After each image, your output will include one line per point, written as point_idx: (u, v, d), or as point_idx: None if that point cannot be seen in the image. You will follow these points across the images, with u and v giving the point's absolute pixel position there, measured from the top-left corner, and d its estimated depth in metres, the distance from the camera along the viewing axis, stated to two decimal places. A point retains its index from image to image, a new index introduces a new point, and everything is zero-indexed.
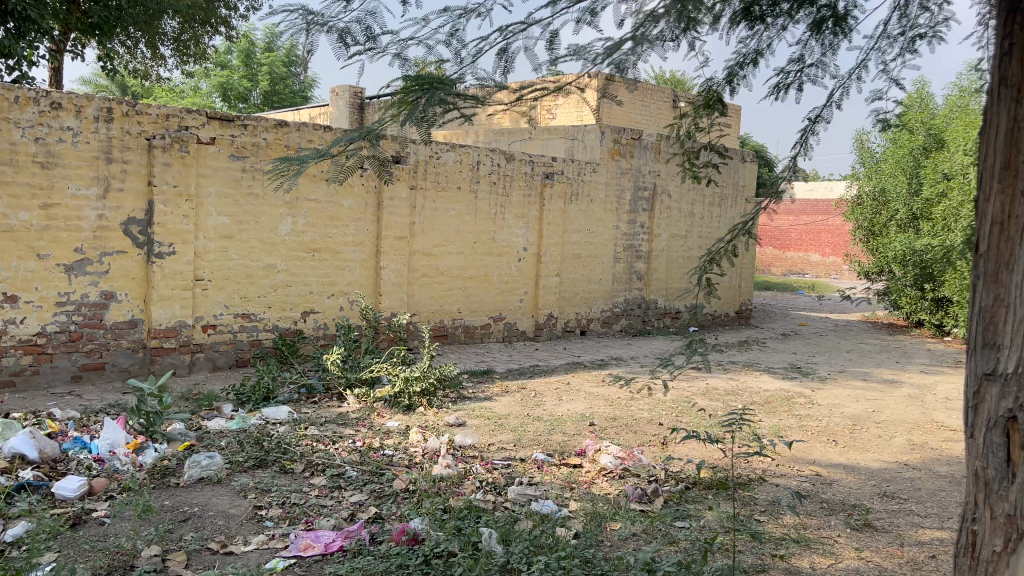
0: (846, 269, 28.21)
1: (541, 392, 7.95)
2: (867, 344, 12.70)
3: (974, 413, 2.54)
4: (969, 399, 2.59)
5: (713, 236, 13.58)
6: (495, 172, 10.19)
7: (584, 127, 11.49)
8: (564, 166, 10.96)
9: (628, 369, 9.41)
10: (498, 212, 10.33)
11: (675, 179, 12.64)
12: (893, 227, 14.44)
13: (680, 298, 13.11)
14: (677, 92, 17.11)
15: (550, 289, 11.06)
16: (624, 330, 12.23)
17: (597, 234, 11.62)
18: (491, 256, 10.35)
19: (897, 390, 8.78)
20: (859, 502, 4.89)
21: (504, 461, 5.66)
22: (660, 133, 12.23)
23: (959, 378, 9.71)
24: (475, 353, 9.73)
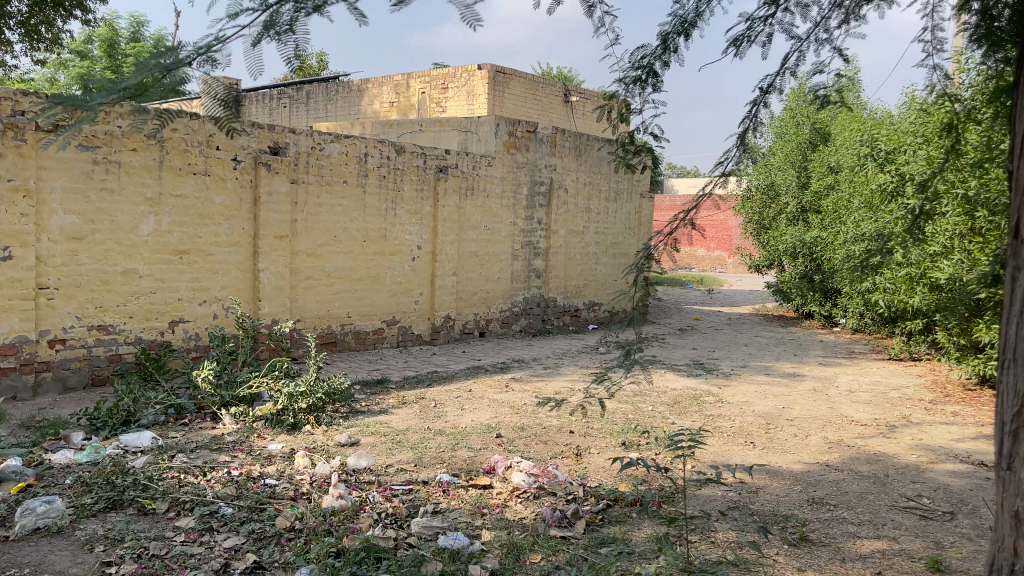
0: (731, 263, 29.10)
1: (441, 402, 7.35)
2: (762, 336, 12.75)
3: (1014, 441, 2.49)
4: (1007, 423, 2.54)
5: (610, 232, 13.33)
6: (385, 165, 9.50)
7: (477, 119, 10.96)
8: (458, 159, 10.38)
9: (532, 372, 8.94)
10: (389, 208, 9.64)
11: (571, 174, 12.29)
12: (783, 220, 14.63)
13: (578, 295, 12.78)
14: (568, 86, 16.84)
15: (446, 288, 10.45)
16: (524, 331, 11.77)
17: (494, 231, 11.10)
18: (382, 256, 9.64)
19: (800, 384, 8.69)
20: (791, 512, 4.56)
21: (405, 485, 5.03)
22: (555, 126, 11.83)
23: (856, 369, 9.78)
24: (368, 360, 9.01)
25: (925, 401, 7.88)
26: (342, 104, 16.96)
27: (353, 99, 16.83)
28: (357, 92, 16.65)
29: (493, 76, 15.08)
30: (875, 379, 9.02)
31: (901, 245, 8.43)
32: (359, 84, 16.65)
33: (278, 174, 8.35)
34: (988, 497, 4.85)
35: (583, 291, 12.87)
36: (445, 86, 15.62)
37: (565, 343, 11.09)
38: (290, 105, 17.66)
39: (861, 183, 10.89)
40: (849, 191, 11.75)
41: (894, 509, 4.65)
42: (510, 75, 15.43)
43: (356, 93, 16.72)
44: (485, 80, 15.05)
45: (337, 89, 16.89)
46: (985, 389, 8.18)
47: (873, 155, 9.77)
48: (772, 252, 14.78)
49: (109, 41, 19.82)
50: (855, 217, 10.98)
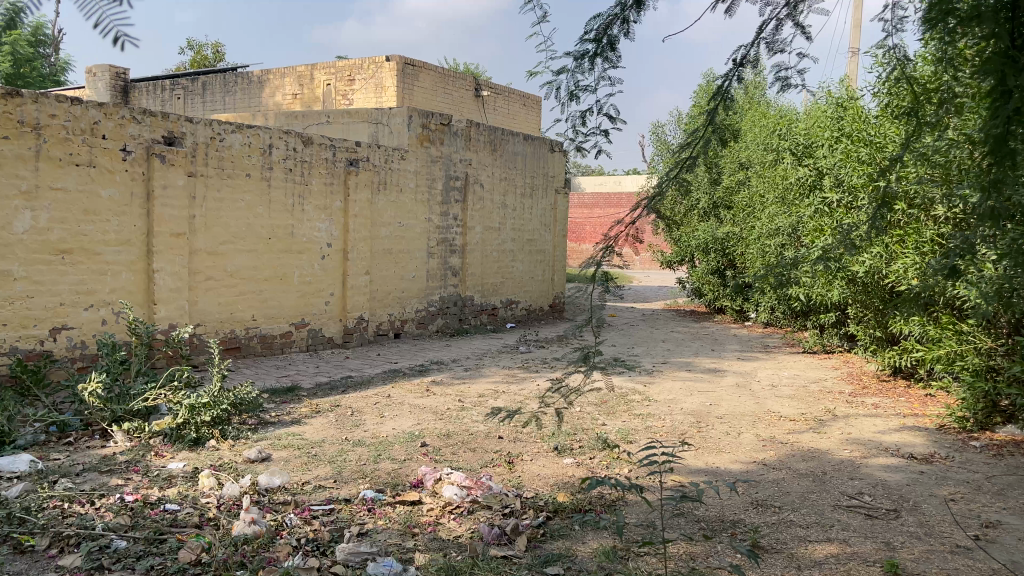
0: (638, 260, 29.49)
1: (358, 409, 6.89)
2: (678, 332, 12.77)
3: None
4: None
5: (526, 229, 13.08)
6: (291, 157, 8.93)
7: (388, 111, 10.50)
8: (370, 151, 9.89)
9: (453, 374, 8.56)
10: (296, 204, 9.07)
11: (486, 168, 11.96)
12: (695, 216, 14.73)
13: (495, 293, 12.45)
14: (478, 80, 16.50)
15: (358, 288, 9.94)
16: (441, 331, 11.36)
17: (408, 227, 10.66)
18: (290, 254, 9.05)
19: (723, 380, 8.65)
20: (738, 517, 4.36)
21: (325, 504, 4.57)
22: (469, 119, 11.49)
23: (773, 363, 9.85)
24: (276, 366, 8.41)
25: (845, 393, 7.93)
26: (241, 96, 16.09)
27: (253, 91, 16.00)
28: (257, 84, 15.83)
29: (401, 68, 14.59)
30: (794, 373, 9.07)
31: (819, 240, 8.50)
32: (260, 75, 15.82)
33: (174, 166, 7.69)
34: (926, 492, 4.78)
35: (500, 290, 12.57)
36: (351, 78, 15.01)
37: (484, 343, 10.76)
38: (184, 96, 16.63)
39: (773, 178, 11.01)
40: (761, 187, 11.88)
41: (839, 509, 4.51)
42: (419, 68, 14.97)
43: (256, 85, 15.88)
44: (394, 71, 14.54)
45: (236, 80, 16.03)
46: (900, 380, 8.31)
47: (788, 151, 9.87)
48: (685, 248, 14.87)
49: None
50: (768, 213, 11.10)
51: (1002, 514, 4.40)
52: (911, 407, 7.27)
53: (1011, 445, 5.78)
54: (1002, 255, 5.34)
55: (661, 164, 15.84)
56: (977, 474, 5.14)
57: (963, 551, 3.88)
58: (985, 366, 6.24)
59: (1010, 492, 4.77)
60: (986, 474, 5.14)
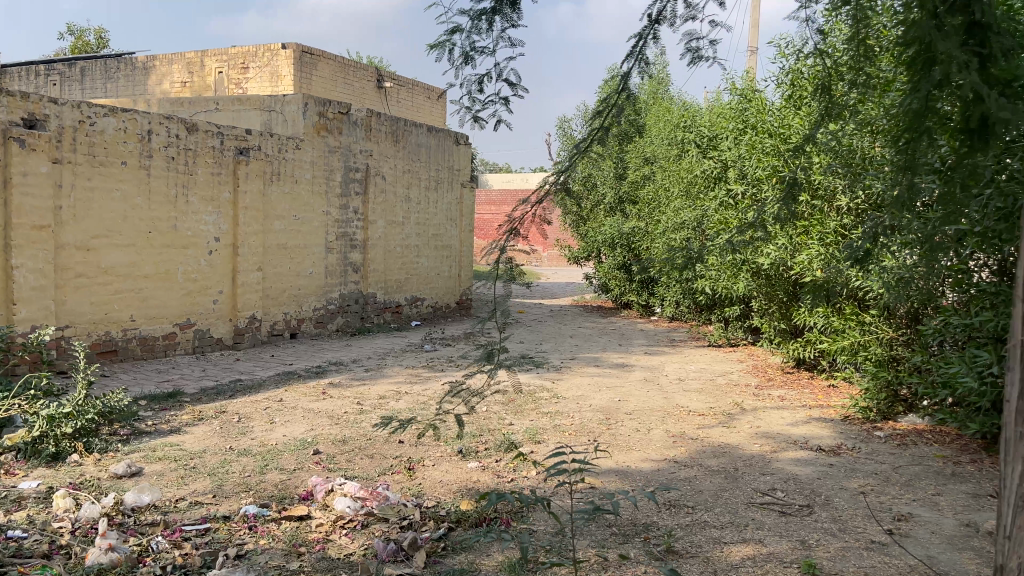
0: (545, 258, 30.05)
1: (246, 416, 6.36)
2: (585, 328, 12.64)
3: None
4: None
5: (431, 223, 12.67)
6: (173, 145, 8.25)
7: (281, 97, 9.92)
8: (261, 140, 9.30)
9: (352, 375, 8.09)
10: (179, 195, 8.39)
11: (388, 160, 11.50)
12: (601, 212, 14.65)
13: (399, 290, 11.99)
14: (381, 71, 15.96)
15: (250, 285, 9.33)
16: (341, 330, 10.84)
17: (305, 221, 10.09)
18: (172, 249, 8.37)
19: (631, 375, 8.51)
20: (650, 520, 4.13)
21: (199, 523, 4.08)
22: (369, 108, 11.01)
23: (680, 356, 9.80)
24: (156, 371, 7.73)
25: (751, 386, 7.89)
26: (125, 83, 15.03)
27: (138, 78, 14.98)
28: (142, 70, 14.82)
29: (298, 55, 13.93)
30: (701, 367, 9.01)
31: (725, 232, 8.44)
32: (145, 61, 14.82)
33: (36, 152, 6.94)
34: (837, 485, 4.68)
35: (404, 286, 12.11)
36: (245, 65, 14.24)
37: (387, 342, 10.30)
38: (61, 82, 15.44)
39: (679, 172, 10.98)
40: (667, 180, 11.86)
41: (752, 507, 4.34)
42: (318, 56, 14.34)
43: (140, 71, 14.87)
44: (290, 59, 13.86)
45: (119, 65, 14.98)
46: (804, 371, 8.35)
47: (694, 144, 9.83)
48: (591, 243, 14.78)
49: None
50: (673, 207, 11.06)
51: (912, 506, 4.32)
52: (816, 399, 7.27)
53: (913, 434, 5.79)
54: (906, 245, 5.30)
55: None
56: (884, 465, 5.09)
57: (877, 547, 3.76)
58: (887, 357, 6.25)
59: (917, 482, 4.73)
60: (892, 464, 5.10)
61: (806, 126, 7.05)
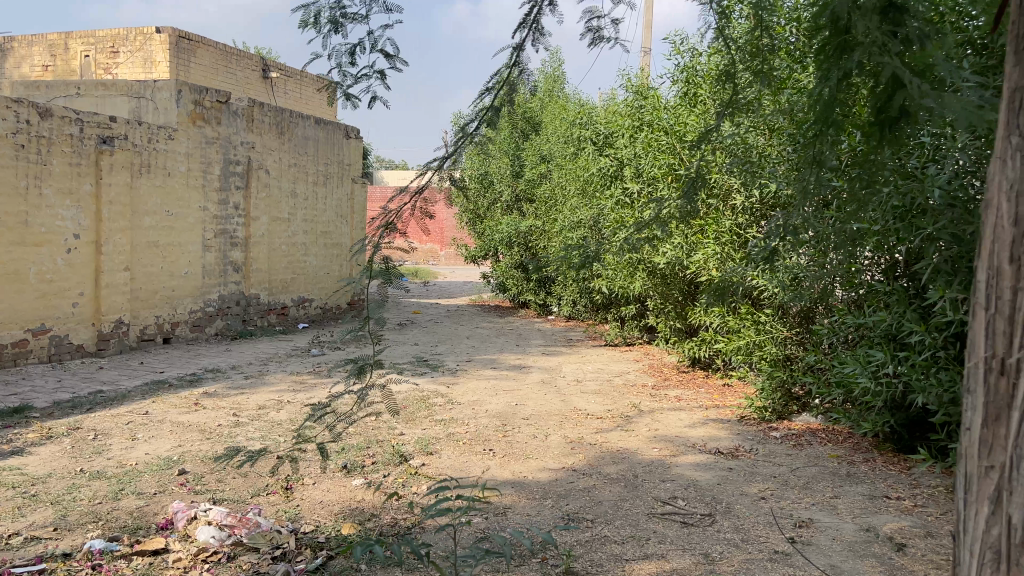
0: (440, 255, 30.56)
1: (105, 433, 5.72)
2: (482, 328, 12.34)
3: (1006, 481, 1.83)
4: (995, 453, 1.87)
5: (319, 220, 12.07)
6: (23, 131, 7.42)
7: (152, 83, 9.17)
8: (128, 128, 8.53)
9: (229, 384, 7.49)
10: (31, 187, 7.56)
11: (271, 153, 10.85)
12: (497, 210, 14.39)
13: (285, 291, 11.36)
14: (266, 60, 15.18)
15: (116, 286, 8.55)
16: (220, 334, 10.13)
17: (179, 217, 9.34)
18: (23, 247, 7.53)
19: (528, 377, 8.27)
20: (547, 538, 3.86)
21: (33, 564, 3.51)
22: (250, 98, 10.36)
23: (578, 357, 9.65)
24: (2, 383, 6.89)
25: (648, 387, 7.78)
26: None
27: None
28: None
29: (175, 41, 13.04)
30: (598, 367, 8.86)
31: (621, 231, 8.31)
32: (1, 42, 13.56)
33: None
34: (737, 491, 4.54)
35: (290, 287, 11.47)
36: (115, 50, 13.24)
37: (271, 346, 9.67)
38: None
39: (575, 170, 10.83)
40: (563, 178, 11.71)
41: (653, 518, 4.13)
42: (197, 43, 13.48)
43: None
44: (165, 45, 12.94)
45: None
46: (699, 371, 8.31)
47: (590, 141, 9.69)
48: (488, 242, 14.49)
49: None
50: (570, 204, 10.91)
51: (812, 510, 4.22)
52: (712, 398, 7.21)
53: (807, 433, 5.78)
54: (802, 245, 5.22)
55: None
56: (782, 467, 5.01)
57: (781, 559, 3.61)
58: (782, 356, 6.22)
59: (815, 485, 4.65)
60: (790, 466, 5.03)
61: (701, 124, 6.97)
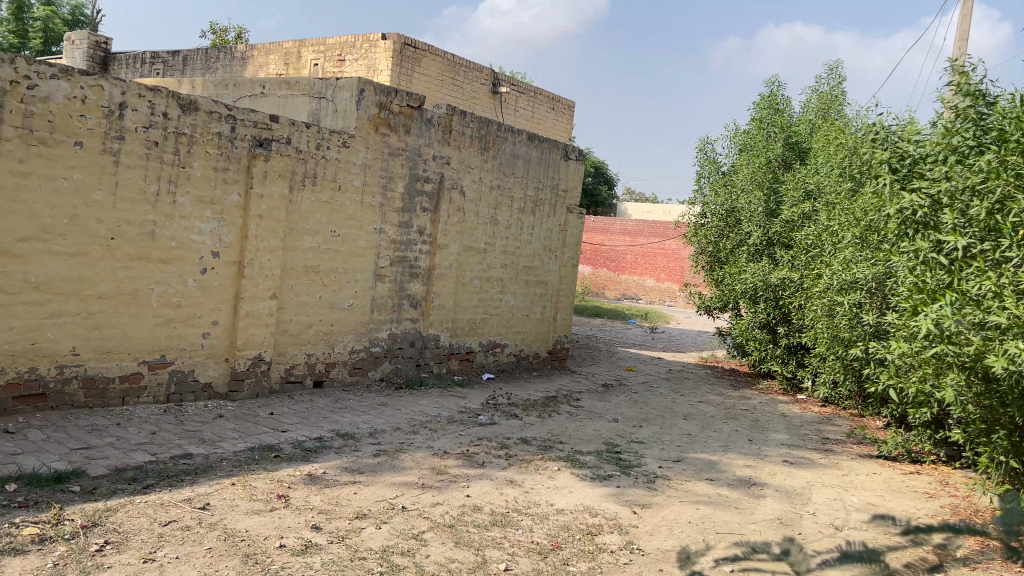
0: (679, 296, 28.22)
1: (134, 530, 3.93)
2: (707, 403, 9.78)
3: None
4: None
5: (521, 253, 10.19)
6: (158, 126, 5.96)
7: (334, 82, 7.73)
8: (292, 131, 6.93)
9: (350, 462, 5.56)
10: (163, 192, 6.06)
11: (470, 171, 9.11)
12: (742, 254, 11.67)
13: (472, 333, 9.57)
14: (498, 74, 13.32)
15: (259, 318, 6.88)
16: (386, 380, 8.40)
17: (348, 239, 7.69)
18: (146, 262, 6.02)
19: (758, 505, 5.63)
20: None
21: None
22: (449, 105, 8.67)
23: (834, 471, 6.81)
24: (92, 426, 5.46)
25: None
26: (201, 63, 12.92)
27: (233, 69, 12.76)
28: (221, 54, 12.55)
29: (400, 48, 11.40)
30: (868, 502, 5.95)
31: (930, 305, 5.44)
32: (242, 50, 12.62)
33: None
34: None
35: (479, 329, 9.70)
36: (342, 58, 11.82)
37: (435, 404, 7.81)
38: (164, 73, 13.42)
39: (862, 209, 7.87)
40: (835, 222, 8.84)
41: None
42: (423, 51, 11.77)
43: (220, 54, 12.75)
44: (390, 52, 11.34)
45: (218, 55, 12.87)
46: None
47: (880, 169, 6.83)
48: (727, 293, 11.85)
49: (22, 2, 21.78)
50: (843, 258, 7.97)
51: None
52: None
53: None
54: None
55: (705, 189, 12.85)
56: None
57: None
58: None
59: None
60: None
61: None
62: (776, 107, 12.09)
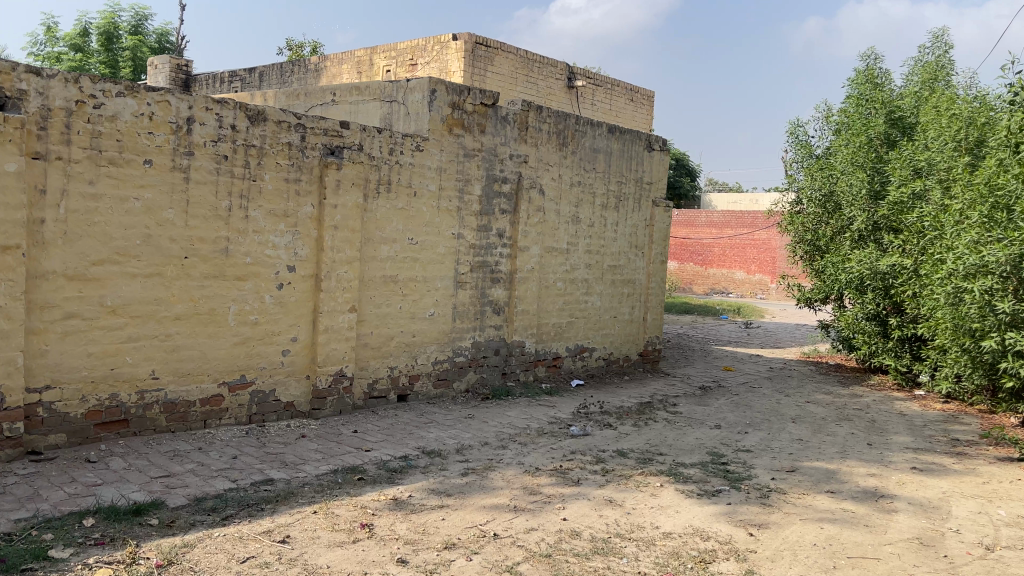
0: (771, 288, 27.16)
1: (211, 567, 3.68)
2: (815, 403, 9.07)
3: None
4: None
5: (606, 251, 9.71)
6: (228, 140, 5.78)
7: (405, 84, 7.46)
8: (363, 137, 6.68)
9: (437, 484, 5.23)
10: (235, 207, 5.88)
11: (549, 169, 8.70)
12: (845, 241, 10.85)
13: (558, 338, 9.16)
14: (573, 67, 12.88)
15: (339, 332, 6.64)
16: (472, 391, 8.07)
17: (426, 246, 7.40)
18: (221, 281, 5.84)
19: (891, 522, 5.01)
20: None
21: None
22: (524, 100, 8.29)
23: (972, 479, 6.08)
24: (174, 451, 5.31)
25: None
26: (278, 77, 12.95)
27: (308, 81, 12.72)
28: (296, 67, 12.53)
29: (471, 48, 11.10)
30: (1019, 515, 5.23)
31: None
32: (315, 62, 12.57)
33: None
34: None
35: (566, 333, 9.27)
36: (413, 62, 11.61)
37: (523, 414, 7.43)
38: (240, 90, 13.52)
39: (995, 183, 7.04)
40: (956, 200, 8.02)
41: None
42: (495, 49, 11.44)
43: (294, 67, 12.73)
44: (461, 53, 11.05)
45: (292, 68, 12.87)
46: None
47: None
48: (830, 283, 11.05)
49: (113, 34, 22.61)
50: (969, 239, 7.15)
51: None
52: None
53: None
54: None
55: (799, 174, 12.07)
56: None
57: None
58: None
59: None
60: None
61: None
62: (875, 81, 11.19)
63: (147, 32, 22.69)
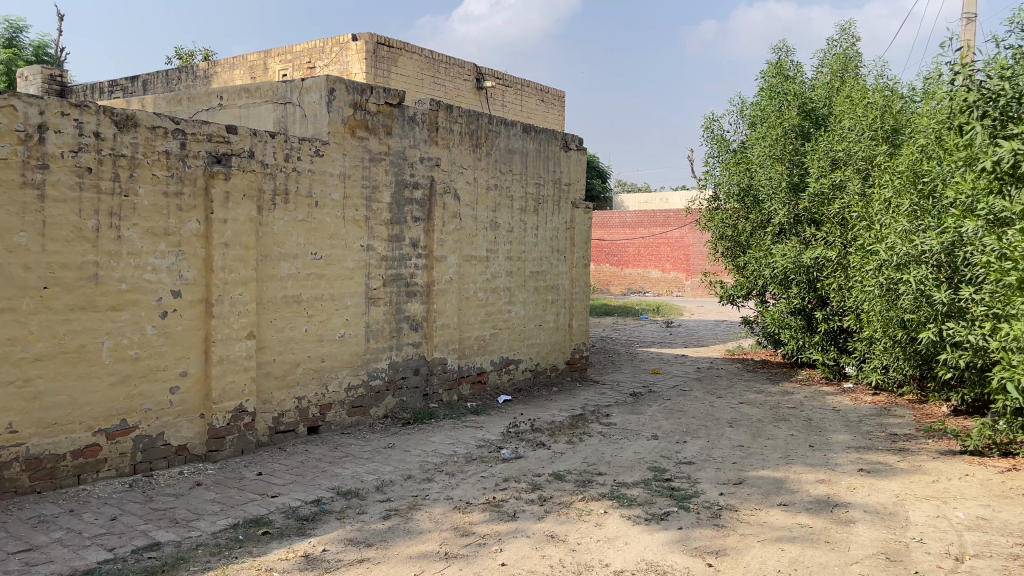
0: (686, 286, 27.30)
1: None
2: (749, 404, 8.80)
3: None
4: None
5: (527, 257, 9.22)
6: (91, 149, 4.99)
7: (300, 83, 6.77)
8: (253, 143, 5.97)
9: (355, 532, 4.58)
10: (104, 227, 5.10)
11: (462, 172, 8.15)
12: (766, 236, 10.67)
13: (481, 351, 8.60)
14: (481, 68, 12.37)
15: (236, 363, 5.90)
16: (391, 416, 7.42)
17: (332, 261, 6.73)
18: (91, 312, 5.04)
19: (851, 535, 4.65)
20: None
21: None
22: (432, 99, 7.71)
23: (921, 477, 5.83)
24: (39, 517, 4.49)
25: None
26: (163, 85, 11.95)
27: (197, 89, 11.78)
28: (183, 73, 11.58)
29: (373, 48, 10.45)
30: (978, 516, 4.96)
31: None
32: (205, 68, 11.65)
33: None
34: None
35: (489, 346, 8.73)
36: (311, 65, 10.86)
37: (448, 439, 6.83)
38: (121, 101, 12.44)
39: (925, 169, 6.87)
40: (880, 188, 7.85)
41: None
42: (398, 50, 10.83)
43: (181, 74, 11.77)
44: (362, 54, 10.38)
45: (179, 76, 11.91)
46: None
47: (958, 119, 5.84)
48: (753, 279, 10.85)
49: None
50: (901, 229, 6.96)
51: None
52: None
53: None
54: None
55: (716, 170, 11.88)
56: None
57: None
58: None
59: None
60: None
61: None
62: (786, 74, 11.09)
63: (21, 44, 21.05)
